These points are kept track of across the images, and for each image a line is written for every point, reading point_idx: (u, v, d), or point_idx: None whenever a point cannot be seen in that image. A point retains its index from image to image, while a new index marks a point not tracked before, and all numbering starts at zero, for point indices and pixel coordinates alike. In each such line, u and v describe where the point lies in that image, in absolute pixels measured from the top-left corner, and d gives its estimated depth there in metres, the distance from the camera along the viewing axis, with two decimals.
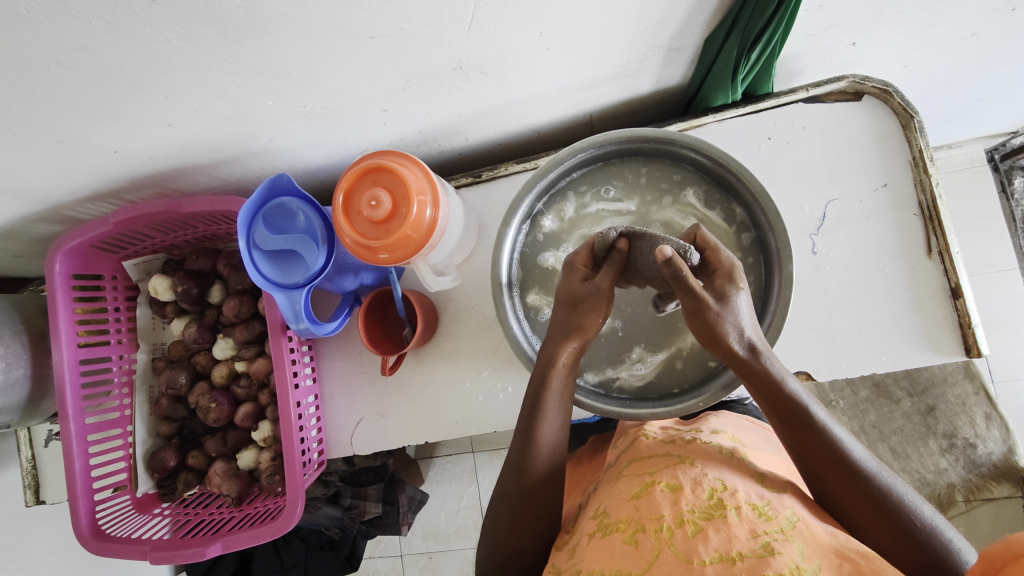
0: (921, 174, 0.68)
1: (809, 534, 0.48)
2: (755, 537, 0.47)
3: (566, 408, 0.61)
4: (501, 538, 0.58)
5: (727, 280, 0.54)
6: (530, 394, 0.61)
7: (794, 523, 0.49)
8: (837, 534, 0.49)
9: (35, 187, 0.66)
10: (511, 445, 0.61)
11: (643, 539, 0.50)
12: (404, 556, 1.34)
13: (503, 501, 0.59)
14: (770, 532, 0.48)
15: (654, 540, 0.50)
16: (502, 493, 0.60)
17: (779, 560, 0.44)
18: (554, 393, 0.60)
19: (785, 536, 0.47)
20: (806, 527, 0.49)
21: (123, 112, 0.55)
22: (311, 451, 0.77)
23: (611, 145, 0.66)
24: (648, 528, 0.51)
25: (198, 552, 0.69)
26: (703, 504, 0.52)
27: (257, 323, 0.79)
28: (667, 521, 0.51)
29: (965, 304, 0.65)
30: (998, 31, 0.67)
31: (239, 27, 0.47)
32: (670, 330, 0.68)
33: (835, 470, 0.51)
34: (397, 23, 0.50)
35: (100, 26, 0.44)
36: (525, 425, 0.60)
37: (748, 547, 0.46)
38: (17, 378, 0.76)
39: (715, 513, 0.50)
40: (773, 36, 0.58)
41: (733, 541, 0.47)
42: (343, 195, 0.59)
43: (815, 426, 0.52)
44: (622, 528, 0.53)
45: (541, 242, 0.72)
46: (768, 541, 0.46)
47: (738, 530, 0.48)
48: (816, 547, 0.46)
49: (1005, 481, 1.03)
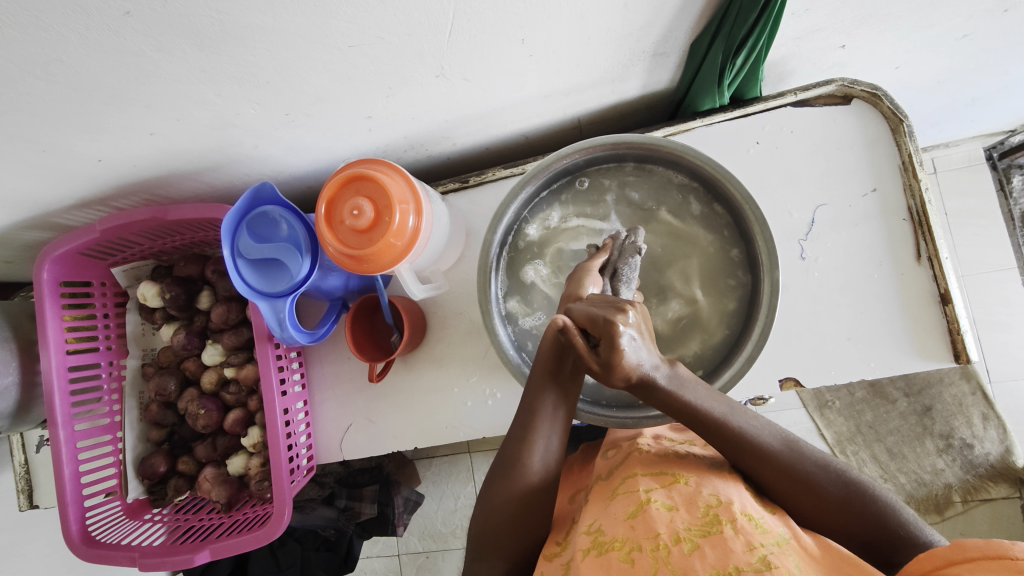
0: (911, 178, 0.67)
1: (803, 549, 0.49)
2: (752, 549, 0.47)
3: (562, 430, 0.60)
4: (488, 543, 0.58)
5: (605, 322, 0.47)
6: (514, 434, 0.60)
7: (786, 538, 0.50)
8: (825, 544, 0.50)
9: (21, 196, 0.66)
10: (493, 464, 0.61)
11: (639, 557, 0.50)
12: (402, 555, 1.35)
13: (489, 495, 0.59)
14: (766, 544, 0.48)
15: (651, 558, 0.50)
16: (484, 516, 0.59)
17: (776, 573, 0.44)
18: (540, 433, 0.58)
19: (781, 549, 0.47)
20: (800, 542, 0.50)
21: (103, 123, 0.55)
22: (301, 456, 0.77)
23: (597, 151, 0.65)
24: (644, 547, 0.51)
25: (187, 560, 0.69)
26: (699, 522, 0.52)
27: (245, 329, 0.79)
28: (663, 539, 0.51)
29: (953, 309, 0.65)
30: (990, 33, 0.67)
31: (215, 39, 0.47)
32: (679, 338, 0.67)
33: (789, 481, 0.53)
34: (376, 32, 0.50)
35: (74, 39, 0.44)
36: (506, 466, 0.58)
37: (745, 561, 0.46)
38: (6, 386, 0.76)
39: (711, 529, 0.50)
40: (758, 42, 0.57)
41: (730, 555, 0.47)
42: (325, 205, 0.59)
43: (764, 451, 0.54)
44: (619, 546, 0.52)
45: (525, 254, 0.72)
46: (765, 554, 0.46)
47: (734, 543, 0.48)
48: (810, 563, 0.47)
49: (1003, 481, 1.05)
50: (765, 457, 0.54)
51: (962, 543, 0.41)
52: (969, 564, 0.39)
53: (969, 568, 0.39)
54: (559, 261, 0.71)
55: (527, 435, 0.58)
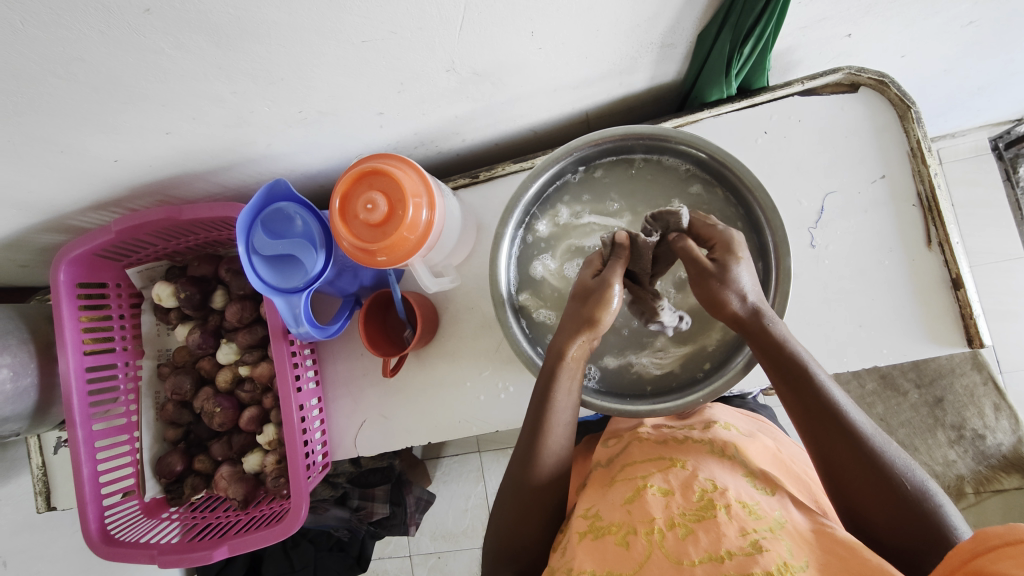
0: (919, 164, 0.67)
1: (797, 534, 0.49)
2: (744, 534, 0.48)
3: (570, 435, 0.61)
4: (500, 551, 0.59)
5: (726, 250, 0.56)
6: (522, 445, 0.60)
7: (782, 523, 0.50)
8: (822, 528, 0.50)
9: (38, 199, 0.67)
10: (505, 473, 0.62)
11: (634, 541, 0.51)
12: (412, 556, 1.35)
13: (503, 502, 0.61)
14: (760, 529, 0.48)
15: (646, 542, 0.50)
16: (496, 522, 0.61)
17: (767, 557, 0.45)
18: (548, 445, 0.59)
19: (774, 534, 0.48)
20: (793, 526, 0.50)
21: (121, 122, 0.56)
22: (316, 453, 0.78)
23: (606, 143, 0.67)
24: (640, 531, 0.52)
25: (205, 556, 0.70)
26: (694, 507, 0.52)
27: (259, 327, 0.80)
28: (658, 524, 0.52)
29: (966, 294, 0.65)
30: (994, 19, 0.67)
31: (232, 35, 0.47)
32: (698, 328, 0.67)
33: (848, 459, 0.50)
34: (389, 27, 0.50)
35: (95, 37, 0.44)
36: (513, 479, 0.60)
37: (737, 545, 0.47)
38: (25, 387, 0.77)
39: (705, 514, 0.51)
40: (765, 30, 0.58)
41: (722, 540, 0.48)
42: (339, 200, 0.59)
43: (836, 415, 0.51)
44: (614, 530, 0.53)
45: (534, 250, 0.72)
46: (757, 539, 0.47)
47: (727, 529, 0.49)
48: (803, 545, 0.47)
49: (1016, 472, 1.02)
50: (835, 423, 0.51)
51: (983, 533, 0.40)
52: (993, 553, 0.38)
53: (992, 557, 0.38)
54: (570, 256, 0.71)
55: (534, 450, 0.59)
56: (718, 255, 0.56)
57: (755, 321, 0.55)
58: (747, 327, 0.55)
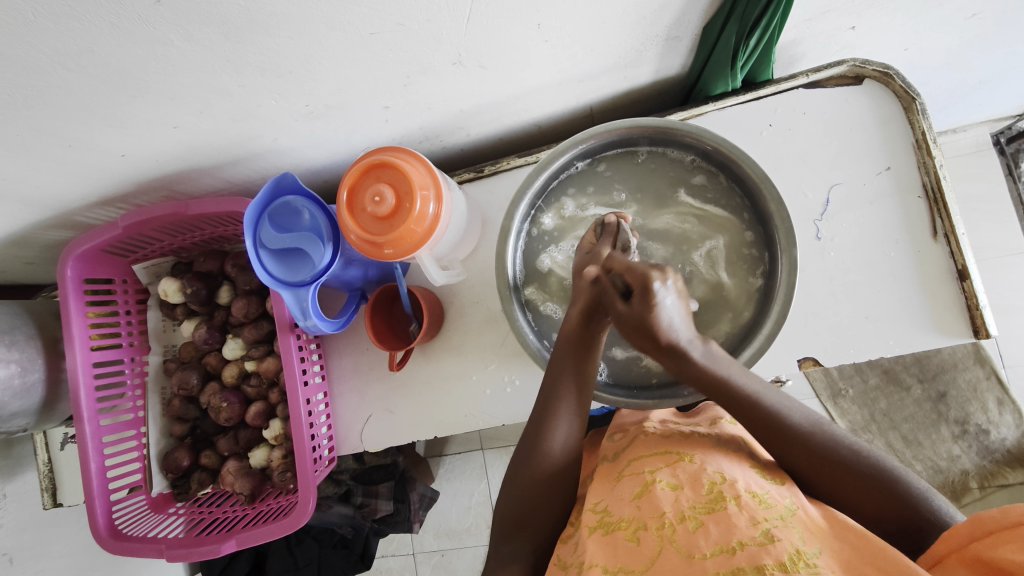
0: (925, 156, 0.67)
1: (809, 522, 0.49)
2: (755, 524, 0.48)
3: (580, 420, 0.62)
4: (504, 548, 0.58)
5: (643, 300, 0.53)
6: (530, 429, 0.62)
7: (793, 510, 0.50)
8: (831, 517, 0.50)
9: (45, 194, 0.67)
10: (512, 460, 0.64)
11: (644, 536, 0.51)
12: (416, 554, 1.35)
13: (511, 493, 0.61)
14: (770, 519, 0.48)
15: (656, 537, 0.50)
16: (503, 510, 0.61)
17: (778, 547, 0.44)
18: (558, 423, 0.61)
19: (785, 523, 0.48)
20: (805, 514, 0.50)
21: (129, 115, 0.56)
22: (323, 447, 0.78)
23: (611, 136, 0.67)
24: (650, 526, 0.52)
25: (214, 549, 0.70)
26: (704, 499, 0.52)
27: (265, 322, 0.80)
28: (668, 518, 0.52)
29: (972, 285, 0.65)
30: (997, 12, 0.67)
31: (241, 27, 0.48)
32: (706, 320, 0.67)
33: (820, 459, 0.52)
34: (396, 19, 0.51)
35: (105, 29, 0.45)
36: (524, 458, 0.61)
37: (748, 535, 0.47)
38: (33, 382, 0.77)
39: (716, 506, 0.51)
40: (772, 21, 0.58)
41: (734, 530, 0.48)
42: (347, 192, 0.60)
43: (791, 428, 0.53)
44: (624, 525, 0.53)
45: (538, 243, 0.72)
46: (768, 528, 0.47)
47: (738, 519, 0.48)
48: (816, 534, 0.47)
49: (1019, 466, 1.03)
50: (794, 435, 0.53)
51: (980, 517, 0.40)
52: (990, 538, 0.39)
53: (990, 541, 0.38)
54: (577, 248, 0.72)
55: (541, 432, 0.61)
56: (639, 301, 0.53)
57: (686, 365, 0.54)
58: (686, 372, 0.55)
